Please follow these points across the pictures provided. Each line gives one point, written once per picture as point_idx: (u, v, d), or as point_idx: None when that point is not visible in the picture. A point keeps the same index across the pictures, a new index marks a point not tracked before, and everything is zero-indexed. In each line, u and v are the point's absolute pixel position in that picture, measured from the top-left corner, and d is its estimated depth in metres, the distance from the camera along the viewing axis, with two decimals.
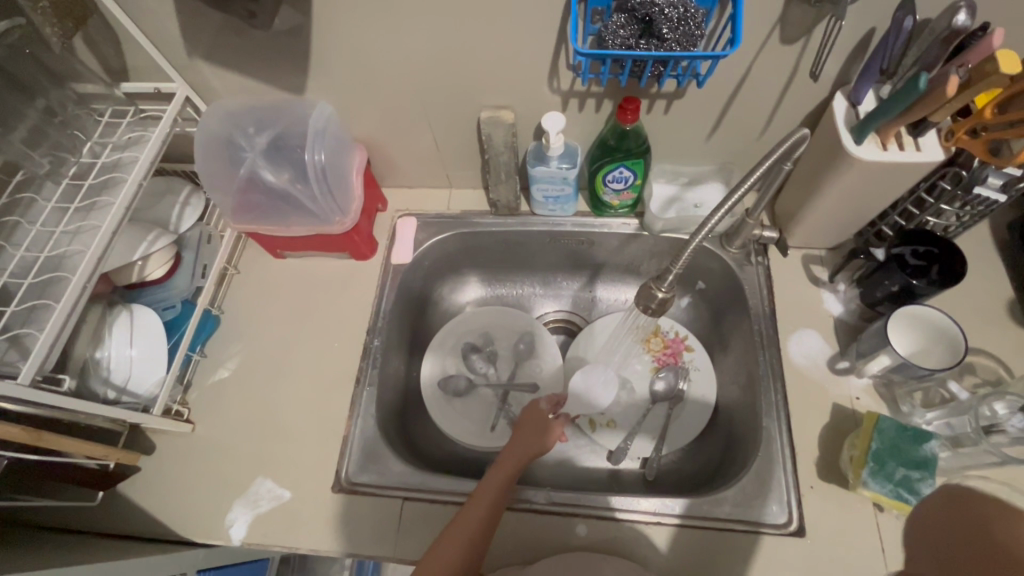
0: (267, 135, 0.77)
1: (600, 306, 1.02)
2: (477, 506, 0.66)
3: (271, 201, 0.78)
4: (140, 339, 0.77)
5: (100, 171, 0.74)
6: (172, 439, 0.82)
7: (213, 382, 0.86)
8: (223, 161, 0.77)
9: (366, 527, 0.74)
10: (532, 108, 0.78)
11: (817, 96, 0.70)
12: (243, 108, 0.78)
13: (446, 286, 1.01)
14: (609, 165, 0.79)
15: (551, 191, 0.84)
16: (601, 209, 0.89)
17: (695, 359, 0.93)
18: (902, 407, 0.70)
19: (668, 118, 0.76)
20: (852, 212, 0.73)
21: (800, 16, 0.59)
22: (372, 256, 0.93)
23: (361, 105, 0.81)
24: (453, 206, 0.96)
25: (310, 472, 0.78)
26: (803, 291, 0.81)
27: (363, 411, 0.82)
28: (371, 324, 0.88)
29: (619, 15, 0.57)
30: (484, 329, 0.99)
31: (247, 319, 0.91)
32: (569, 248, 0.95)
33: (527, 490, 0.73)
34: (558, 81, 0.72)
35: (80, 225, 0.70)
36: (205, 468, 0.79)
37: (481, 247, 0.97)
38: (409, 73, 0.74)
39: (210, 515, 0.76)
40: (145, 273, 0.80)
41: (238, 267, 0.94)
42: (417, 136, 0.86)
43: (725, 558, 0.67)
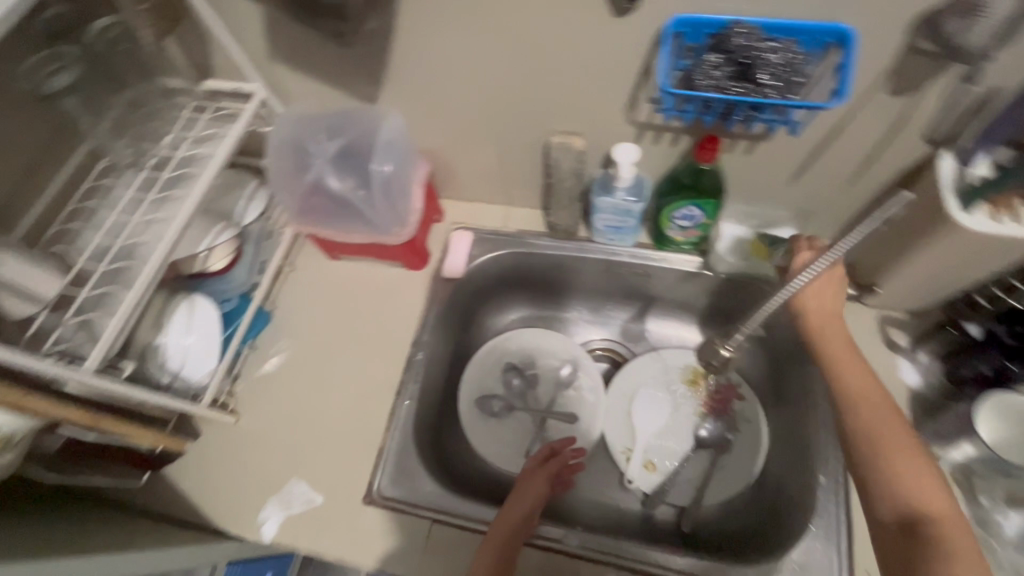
0: (338, 143, 0.78)
1: (648, 339, 0.99)
2: (534, 480, 0.76)
3: (335, 207, 0.79)
4: (197, 328, 0.80)
5: (177, 164, 0.76)
6: (216, 429, 0.84)
7: (261, 375, 0.88)
8: (293, 165, 0.78)
9: (395, 543, 0.74)
10: (605, 137, 0.75)
11: (920, 154, 0.64)
12: (316, 114, 0.79)
13: (493, 304, 1.00)
14: (678, 202, 0.76)
15: (612, 221, 0.82)
16: (663, 242, 0.86)
17: (746, 409, 0.89)
18: (980, 500, 0.64)
19: (749, 159, 0.71)
20: (945, 278, 0.67)
21: (916, 68, 0.55)
22: (424, 266, 0.93)
23: (431, 120, 0.80)
24: (509, 224, 0.94)
25: (344, 479, 0.79)
26: (877, 356, 0.75)
27: (401, 425, 0.82)
28: (417, 337, 0.88)
29: (714, 55, 0.54)
30: (528, 351, 0.97)
31: (297, 317, 0.92)
32: (625, 278, 0.92)
33: (538, 525, 0.72)
34: (636, 112, 0.69)
35: (154, 216, 0.72)
36: (246, 461, 0.81)
37: (533, 268, 0.95)
38: (483, 90, 0.73)
39: (246, 509, 0.78)
40: (207, 265, 0.82)
41: (294, 264, 0.96)
42: (483, 153, 0.84)
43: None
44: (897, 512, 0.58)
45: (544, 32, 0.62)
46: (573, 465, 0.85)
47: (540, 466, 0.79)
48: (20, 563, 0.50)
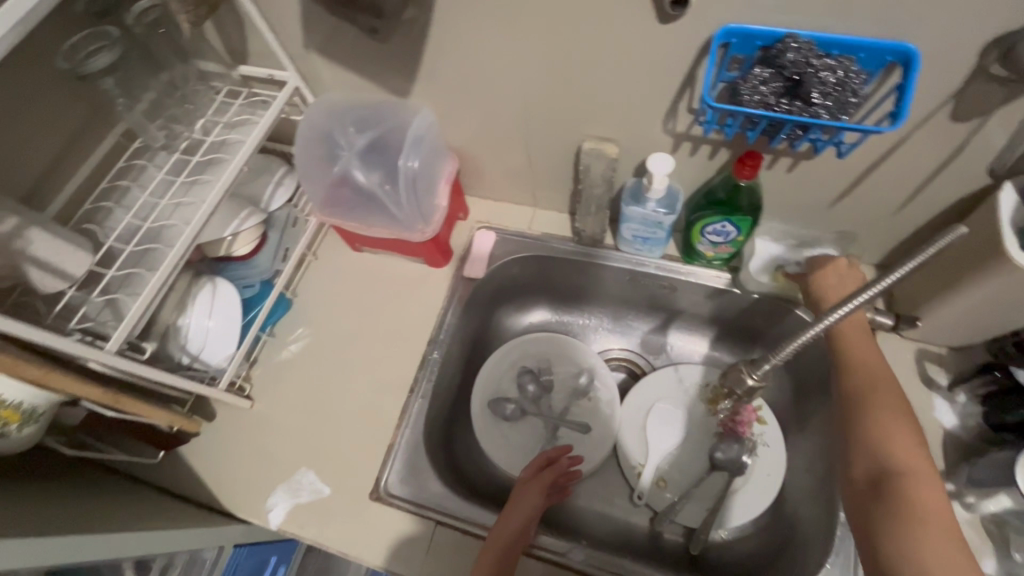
0: (367, 136, 0.77)
1: (669, 353, 0.97)
2: (533, 486, 0.76)
3: (359, 201, 0.78)
4: (218, 312, 0.80)
5: (208, 148, 0.77)
6: (231, 412, 0.85)
7: (278, 362, 0.88)
8: (321, 155, 0.78)
9: (397, 541, 0.74)
10: (639, 145, 0.72)
11: (978, 184, 0.60)
12: (347, 105, 0.78)
13: (513, 306, 0.98)
14: (710, 218, 0.73)
15: (641, 232, 0.79)
16: (692, 256, 0.83)
17: (765, 433, 0.86)
18: (1014, 555, 0.61)
19: (790, 177, 0.68)
20: (994, 317, 0.63)
21: (983, 93, 0.51)
22: (445, 264, 0.92)
23: (462, 117, 0.78)
24: (534, 226, 0.93)
25: (352, 473, 0.79)
26: (912, 392, 0.71)
27: (411, 423, 0.81)
28: (434, 334, 0.87)
29: (762, 69, 0.51)
30: (544, 356, 0.96)
31: (317, 307, 0.92)
32: (650, 289, 0.90)
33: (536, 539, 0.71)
34: (674, 122, 0.67)
35: (182, 200, 0.73)
36: (258, 446, 0.82)
37: (555, 272, 0.93)
38: (517, 91, 0.71)
39: (254, 494, 0.79)
40: (232, 249, 0.83)
41: (317, 253, 0.96)
42: (512, 154, 0.83)
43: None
44: (872, 467, 0.60)
45: (584, 36, 0.60)
46: (570, 472, 0.83)
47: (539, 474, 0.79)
48: (31, 536, 0.51)
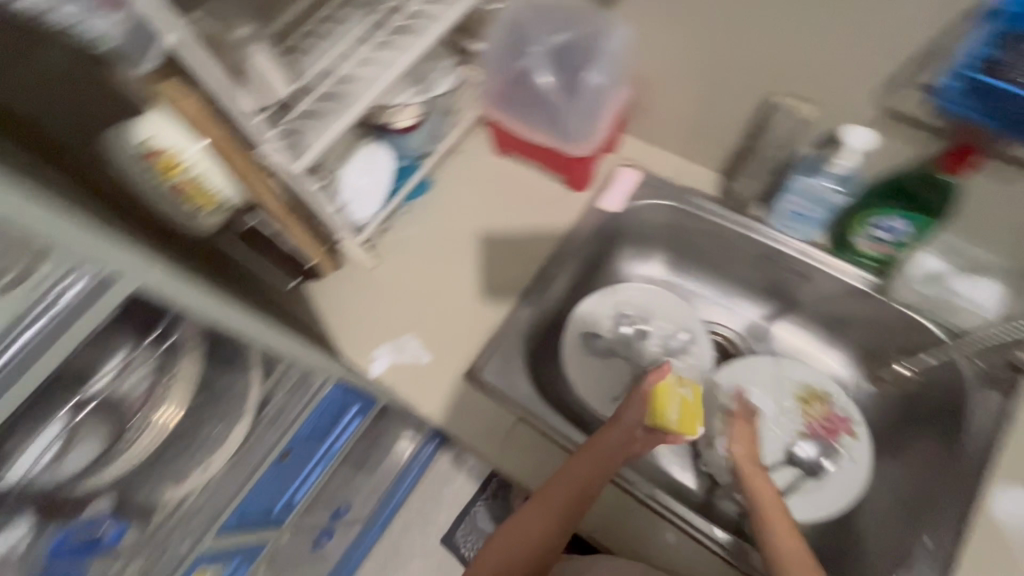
0: (560, 41, 0.78)
1: (772, 342, 0.95)
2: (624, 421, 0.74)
3: (533, 102, 0.80)
4: (373, 173, 0.85)
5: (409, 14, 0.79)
6: (356, 268, 0.91)
7: (404, 237, 0.94)
8: (510, 48, 0.79)
9: (478, 422, 0.79)
10: (840, 115, 0.69)
11: None
12: (547, 2, 0.78)
13: (632, 251, 0.99)
14: (886, 210, 0.70)
15: (800, 208, 0.77)
16: (843, 248, 0.79)
17: (853, 448, 0.84)
18: None
19: (1001, 189, 0.63)
20: None
21: None
22: (585, 188, 0.93)
23: (658, 45, 0.77)
24: (681, 177, 0.91)
25: (452, 352, 0.84)
26: None
27: (516, 325, 0.85)
28: (557, 252, 0.90)
29: None
30: (647, 308, 0.96)
31: (451, 197, 0.96)
32: (780, 272, 0.87)
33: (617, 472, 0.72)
34: (895, 97, 0.63)
35: (375, 55, 0.76)
36: (373, 303, 0.89)
37: (687, 230, 0.92)
38: (729, 26, 0.69)
39: (364, 343, 0.86)
40: (395, 120, 0.85)
41: (462, 147, 1.00)
42: (688, 96, 0.81)
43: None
44: None
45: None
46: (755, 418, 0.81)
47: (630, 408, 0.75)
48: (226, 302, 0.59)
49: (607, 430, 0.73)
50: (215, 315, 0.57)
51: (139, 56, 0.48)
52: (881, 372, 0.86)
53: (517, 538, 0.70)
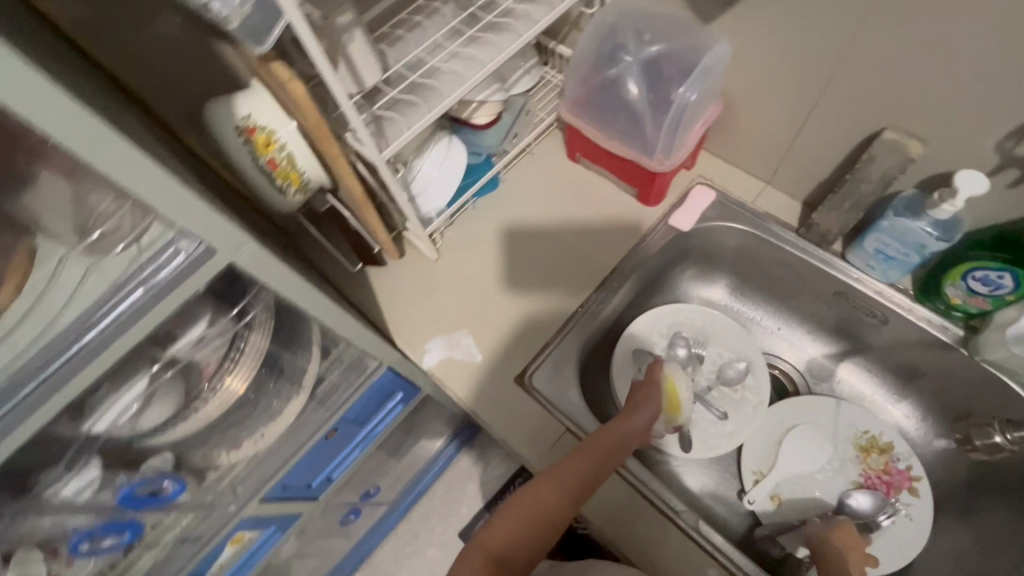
0: (653, 53, 0.76)
1: (833, 383, 0.91)
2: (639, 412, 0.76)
3: (619, 110, 0.78)
4: (446, 166, 0.86)
5: (502, 13, 0.79)
6: (418, 259, 0.92)
7: (467, 232, 0.94)
8: (601, 55, 0.78)
9: (525, 427, 0.79)
10: (949, 156, 0.64)
11: None
12: (645, 13, 0.76)
13: (695, 271, 0.96)
14: (986, 262, 0.66)
15: (889, 248, 0.72)
16: (930, 295, 0.75)
17: (913, 507, 0.79)
18: None
19: None
20: None
21: None
22: (652, 205, 0.90)
23: (755, 65, 0.74)
24: (758, 202, 0.88)
25: (504, 353, 0.84)
26: None
27: (572, 334, 0.85)
28: (619, 265, 0.88)
29: None
30: (706, 331, 0.94)
31: (518, 197, 0.96)
32: (853, 311, 0.83)
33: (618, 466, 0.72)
34: (1017, 144, 0.59)
35: (466, 51, 0.76)
36: (431, 295, 0.89)
37: (757, 256, 0.89)
38: (837, 53, 0.65)
39: (419, 334, 0.87)
40: (473, 116, 0.87)
41: (533, 148, 0.99)
42: (780, 120, 0.78)
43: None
44: None
45: (984, 11, 0.52)
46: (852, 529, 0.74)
47: (650, 401, 0.78)
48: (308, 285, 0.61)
49: (625, 418, 0.74)
50: (298, 296, 0.58)
51: (254, 37, 0.48)
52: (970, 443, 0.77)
53: (527, 516, 0.65)
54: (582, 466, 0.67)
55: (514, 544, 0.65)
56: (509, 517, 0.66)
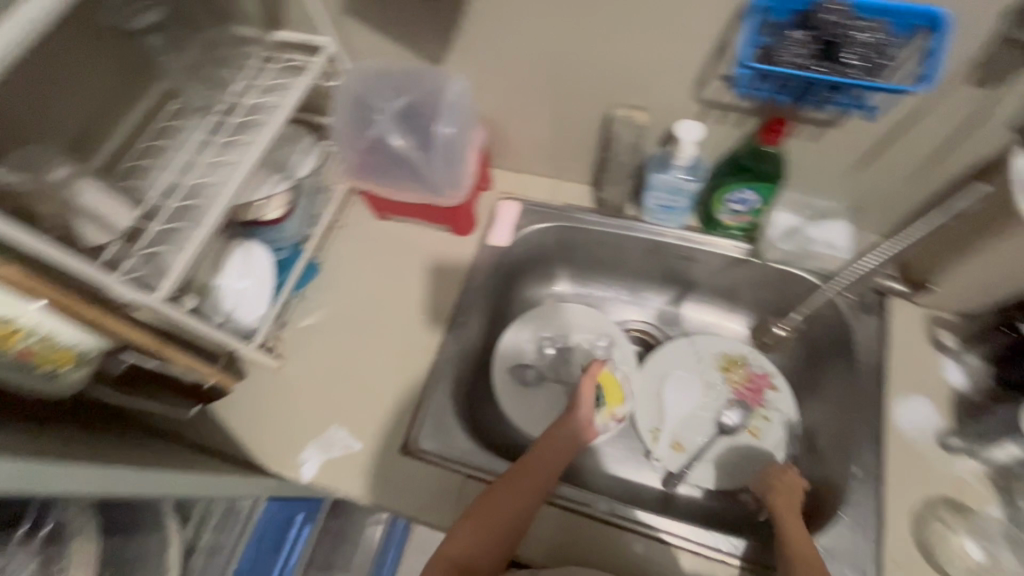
0: (401, 102, 0.79)
1: (684, 324, 0.99)
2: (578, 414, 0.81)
3: (394, 165, 0.81)
4: (253, 272, 0.81)
5: (244, 111, 0.77)
6: (261, 372, 0.87)
7: (303, 327, 0.90)
8: (355, 121, 0.79)
9: (423, 492, 0.76)
10: (668, 113, 0.75)
11: (996, 149, 0.63)
12: (381, 71, 0.80)
13: (533, 275, 1.01)
14: (734, 184, 0.76)
15: (664, 200, 0.82)
16: (713, 225, 0.86)
17: (778, 399, 0.89)
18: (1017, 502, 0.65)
19: (814, 146, 0.71)
20: (1004, 284, 0.67)
21: (1004, 60, 0.55)
22: (470, 233, 0.94)
23: (494, 86, 0.81)
24: (557, 197, 0.95)
25: (381, 430, 0.81)
26: (922, 354, 0.75)
27: (439, 383, 0.84)
28: (460, 300, 0.90)
29: (800, 31, 0.53)
30: (563, 324, 0.98)
31: (342, 273, 0.94)
32: (668, 261, 0.92)
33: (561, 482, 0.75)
34: (705, 90, 0.69)
35: (219, 159, 0.73)
36: (288, 404, 0.84)
37: (575, 244, 0.96)
38: (549, 60, 0.73)
39: (286, 449, 0.81)
40: (262, 214, 0.82)
41: (342, 221, 0.98)
42: (539, 126, 0.85)
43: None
44: None
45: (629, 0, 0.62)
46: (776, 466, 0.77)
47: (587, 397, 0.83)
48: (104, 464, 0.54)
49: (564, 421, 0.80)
50: (97, 487, 0.51)
51: None
52: (764, 339, 0.91)
53: (487, 528, 0.66)
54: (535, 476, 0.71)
55: (474, 554, 0.65)
56: (470, 528, 0.66)
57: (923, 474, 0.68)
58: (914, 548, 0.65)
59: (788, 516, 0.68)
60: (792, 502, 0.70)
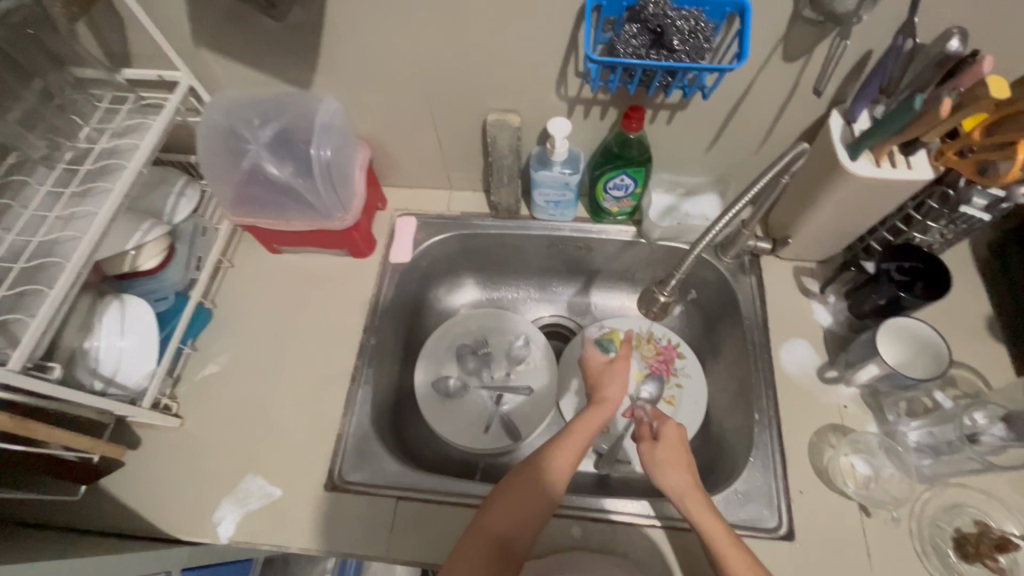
0: (272, 129, 0.76)
1: (595, 311, 1.03)
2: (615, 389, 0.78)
3: (274, 194, 0.77)
4: (131, 330, 0.74)
5: (98, 156, 0.71)
6: (160, 434, 0.80)
7: (202, 377, 0.84)
8: (225, 153, 0.76)
9: (357, 524, 0.73)
10: (539, 113, 0.79)
11: (815, 112, 0.73)
12: (248, 101, 0.78)
13: (442, 287, 1.01)
14: (610, 172, 0.81)
15: (552, 196, 0.86)
16: (600, 215, 0.90)
17: (686, 366, 0.93)
18: (888, 416, 0.74)
19: (671, 128, 0.79)
20: (845, 228, 0.77)
21: (802, 36, 0.63)
22: (369, 254, 0.93)
23: (369, 104, 0.81)
24: (453, 207, 0.96)
25: (302, 469, 0.77)
26: (794, 301, 0.84)
27: (357, 410, 0.82)
28: (368, 321, 0.88)
29: (631, 25, 0.59)
30: (480, 331, 0.99)
31: (239, 314, 0.89)
32: (567, 253, 0.96)
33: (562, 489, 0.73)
34: (566, 88, 0.74)
35: (74, 211, 0.67)
36: (193, 463, 0.78)
37: (478, 249, 0.97)
38: (417, 72, 0.75)
39: (198, 513, 0.74)
40: (138, 264, 0.76)
41: (233, 260, 0.93)
42: (421, 139, 0.86)
43: (689, 562, 0.70)
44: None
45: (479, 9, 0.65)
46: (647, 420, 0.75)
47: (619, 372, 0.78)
48: None
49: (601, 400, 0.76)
50: None
51: None
52: (654, 307, 0.88)
53: (528, 507, 0.65)
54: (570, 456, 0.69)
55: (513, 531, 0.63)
56: (504, 504, 0.65)
57: (810, 407, 0.76)
58: (813, 475, 0.72)
59: (703, 519, 0.63)
60: (679, 460, 0.69)
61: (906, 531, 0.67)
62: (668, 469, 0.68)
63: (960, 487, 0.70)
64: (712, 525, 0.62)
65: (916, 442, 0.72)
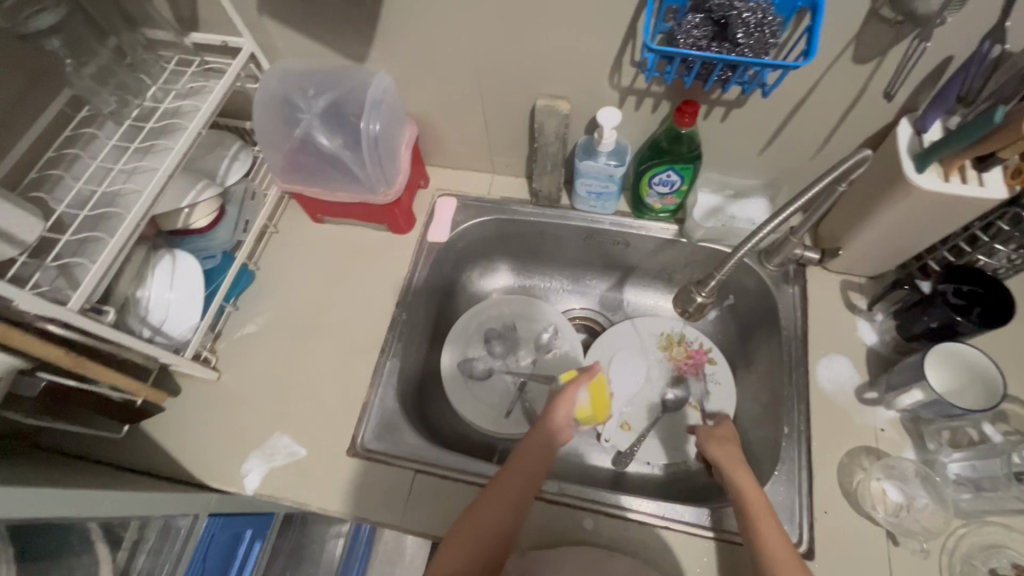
0: (326, 99, 0.78)
1: (626, 308, 1.02)
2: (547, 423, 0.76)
3: (322, 163, 0.79)
4: (180, 283, 0.77)
5: (162, 115, 0.74)
6: (198, 386, 0.83)
7: (240, 336, 0.88)
8: (280, 120, 0.78)
9: (375, 492, 0.75)
10: (590, 101, 0.78)
11: (882, 118, 0.70)
12: (305, 71, 0.79)
13: (476, 271, 1.02)
14: (657, 167, 0.79)
15: (594, 187, 0.84)
16: (642, 210, 0.89)
17: (717, 372, 0.91)
18: (928, 444, 0.71)
19: (725, 127, 0.76)
20: (902, 244, 0.73)
21: (876, 36, 0.60)
22: (409, 231, 0.94)
23: (421, 82, 0.82)
24: (494, 191, 0.96)
25: (327, 433, 0.80)
26: (838, 316, 0.81)
27: (384, 382, 0.83)
28: (401, 297, 0.89)
29: (694, 15, 0.57)
30: (510, 317, 0.99)
31: (281, 278, 0.92)
32: (605, 247, 0.95)
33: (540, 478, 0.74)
34: (619, 77, 0.73)
35: (136, 165, 0.70)
36: (226, 416, 0.81)
37: (515, 235, 0.97)
38: (471, 52, 0.75)
39: (227, 463, 0.78)
40: (190, 222, 0.79)
41: (277, 226, 0.96)
42: (470, 120, 0.87)
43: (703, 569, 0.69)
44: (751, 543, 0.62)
45: None
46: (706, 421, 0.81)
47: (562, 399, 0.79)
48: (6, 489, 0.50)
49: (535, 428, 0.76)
50: None
51: None
52: (688, 307, 0.84)
53: (475, 542, 0.63)
54: (518, 481, 0.68)
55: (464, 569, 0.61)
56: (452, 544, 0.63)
57: (844, 426, 0.73)
58: (840, 496, 0.69)
59: (752, 491, 0.66)
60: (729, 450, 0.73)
61: (935, 564, 0.64)
62: (723, 444, 0.74)
63: (1000, 527, 0.66)
64: (755, 492, 0.66)
65: (956, 475, 0.69)
